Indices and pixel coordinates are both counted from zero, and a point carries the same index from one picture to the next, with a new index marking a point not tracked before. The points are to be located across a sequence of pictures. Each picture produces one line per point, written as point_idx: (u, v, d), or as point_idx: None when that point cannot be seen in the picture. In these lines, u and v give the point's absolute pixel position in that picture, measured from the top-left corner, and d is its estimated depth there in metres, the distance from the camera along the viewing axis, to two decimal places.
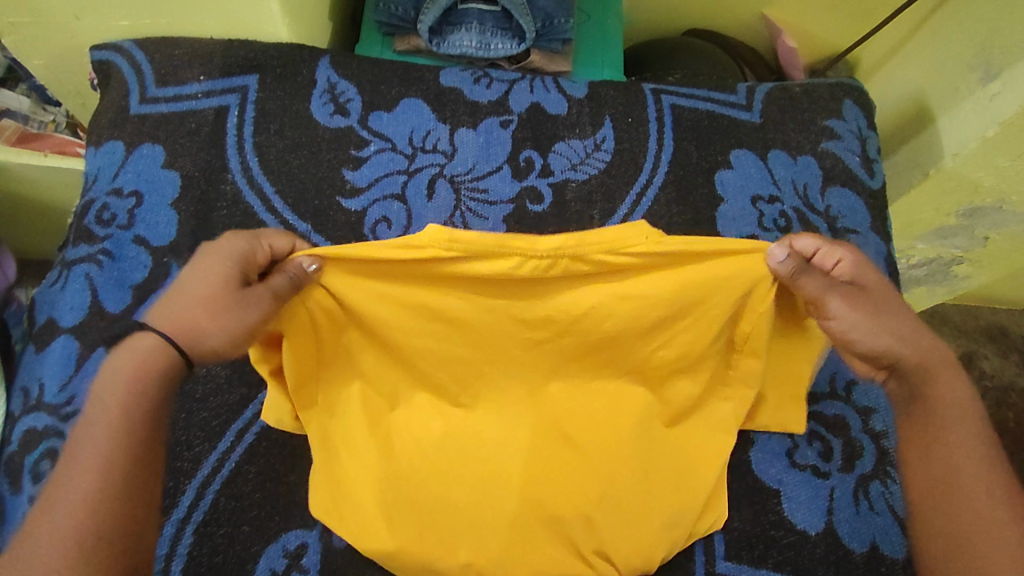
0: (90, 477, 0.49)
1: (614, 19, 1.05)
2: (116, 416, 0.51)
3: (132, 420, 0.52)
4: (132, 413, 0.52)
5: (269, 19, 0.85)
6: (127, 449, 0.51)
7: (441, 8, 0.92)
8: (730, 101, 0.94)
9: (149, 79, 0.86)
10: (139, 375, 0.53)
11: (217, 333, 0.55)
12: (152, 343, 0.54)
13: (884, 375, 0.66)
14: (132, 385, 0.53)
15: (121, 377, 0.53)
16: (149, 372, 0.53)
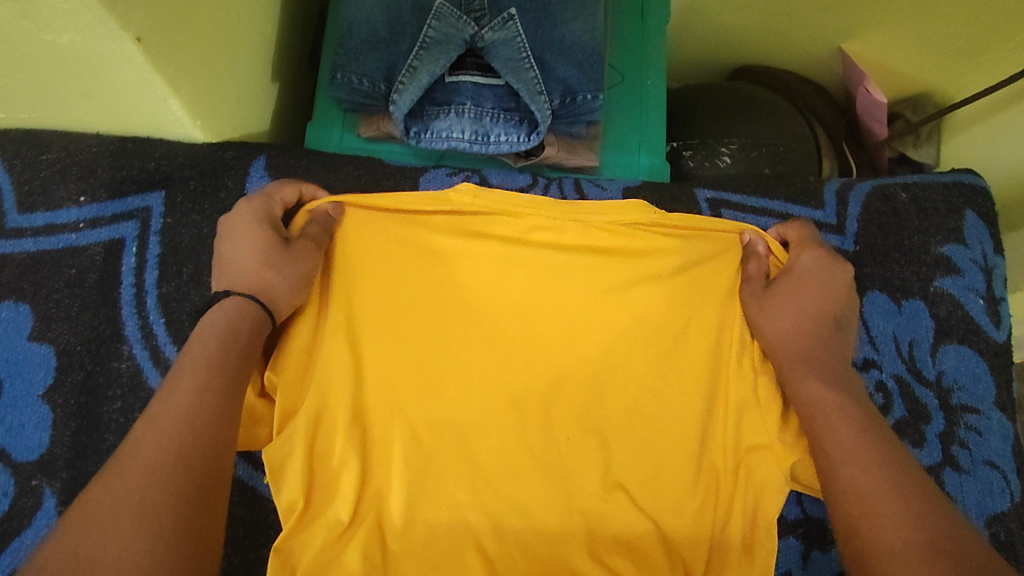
0: (181, 410, 0.43)
1: (655, 81, 0.78)
2: (208, 363, 0.46)
3: (222, 365, 0.47)
4: (218, 360, 0.47)
5: (175, 119, 0.58)
6: (214, 390, 0.45)
7: (421, 87, 0.67)
8: (814, 218, 0.71)
9: (9, 201, 0.61)
10: (233, 332, 0.49)
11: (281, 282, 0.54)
12: (235, 306, 0.51)
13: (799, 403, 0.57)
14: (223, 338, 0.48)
15: (207, 332, 0.49)
16: (235, 330, 0.50)
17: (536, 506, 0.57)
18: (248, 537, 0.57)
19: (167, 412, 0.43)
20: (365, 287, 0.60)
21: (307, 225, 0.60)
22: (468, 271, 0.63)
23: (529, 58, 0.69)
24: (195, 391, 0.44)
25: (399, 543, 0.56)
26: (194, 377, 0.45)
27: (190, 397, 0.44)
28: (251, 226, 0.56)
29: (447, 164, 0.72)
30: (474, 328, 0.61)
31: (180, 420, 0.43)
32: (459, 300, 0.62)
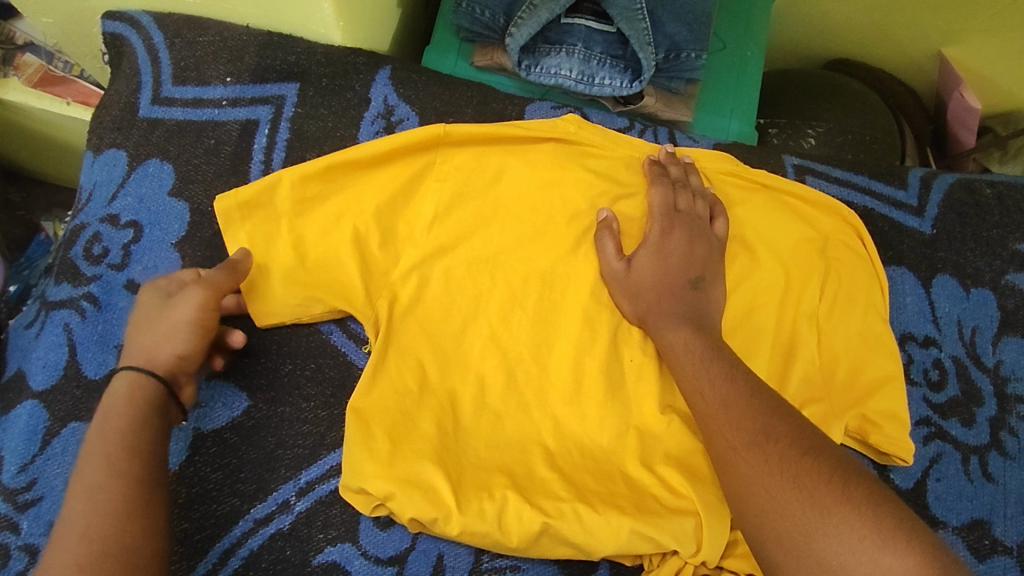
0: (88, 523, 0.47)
1: (756, 52, 0.82)
2: (114, 454, 0.51)
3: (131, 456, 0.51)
4: (121, 463, 0.50)
5: (318, 19, 0.66)
6: (121, 488, 0.49)
7: (539, 24, 0.72)
8: (896, 199, 0.73)
9: (165, 73, 0.70)
10: (130, 413, 0.53)
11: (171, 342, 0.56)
12: (129, 381, 0.54)
13: (713, 292, 0.62)
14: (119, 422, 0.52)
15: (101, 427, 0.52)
16: (135, 406, 0.53)
17: (594, 413, 0.62)
18: (333, 396, 0.63)
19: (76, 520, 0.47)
20: (467, 192, 0.68)
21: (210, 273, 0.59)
22: (558, 189, 0.68)
23: (643, 10, 0.73)
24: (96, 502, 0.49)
25: (466, 419, 0.62)
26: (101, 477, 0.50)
27: (94, 507, 0.48)
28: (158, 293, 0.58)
29: (549, 100, 0.78)
30: (559, 240, 0.67)
31: (86, 524, 0.47)
32: (546, 208, 0.68)
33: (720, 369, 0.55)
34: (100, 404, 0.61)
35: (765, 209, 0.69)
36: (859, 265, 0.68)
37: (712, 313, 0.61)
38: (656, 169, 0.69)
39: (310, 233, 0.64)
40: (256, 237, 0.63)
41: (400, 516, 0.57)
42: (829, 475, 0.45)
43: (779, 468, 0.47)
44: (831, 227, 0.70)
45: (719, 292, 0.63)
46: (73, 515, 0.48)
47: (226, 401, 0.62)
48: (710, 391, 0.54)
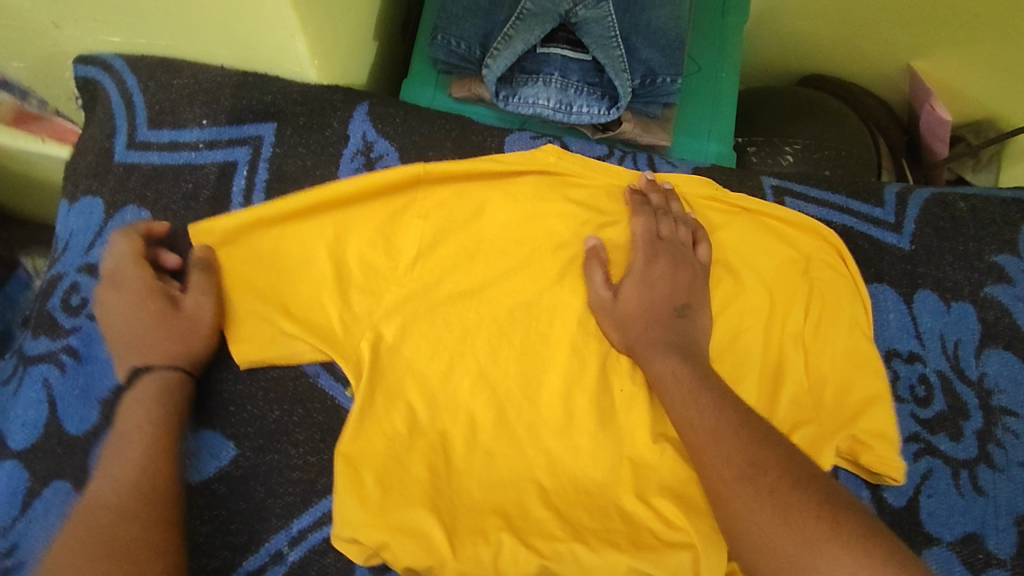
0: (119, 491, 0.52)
1: (730, 74, 0.83)
2: (143, 434, 0.55)
3: (149, 466, 0.54)
4: (153, 440, 0.55)
5: (293, 58, 0.65)
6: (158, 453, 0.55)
7: (515, 55, 0.72)
8: (873, 215, 0.73)
9: (141, 117, 0.69)
10: (152, 421, 0.56)
11: (151, 329, 0.59)
12: (150, 379, 0.58)
13: (699, 324, 0.62)
14: (153, 404, 0.57)
15: (134, 406, 0.56)
16: (149, 415, 0.56)
17: (586, 445, 0.62)
18: (322, 441, 0.62)
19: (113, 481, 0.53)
20: (450, 228, 0.68)
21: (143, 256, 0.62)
22: (541, 221, 0.69)
23: (617, 37, 0.74)
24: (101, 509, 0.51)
25: (458, 459, 0.61)
26: (118, 485, 0.52)
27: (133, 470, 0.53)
28: (113, 279, 0.61)
29: (529, 129, 0.77)
30: (544, 272, 0.67)
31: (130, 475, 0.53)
32: (530, 240, 0.68)
33: (711, 400, 0.55)
34: (83, 461, 0.59)
35: (747, 232, 0.70)
36: (842, 285, 0.69)
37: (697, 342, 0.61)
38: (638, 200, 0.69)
39: (291, 277, 0.64)
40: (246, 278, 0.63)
41: (395, 565, 0.56)
42: (818, 509, 0.46)
43: (771, 501, 0.47)
44: (811, 246, 0.70)
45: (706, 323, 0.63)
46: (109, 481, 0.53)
47: (213, 451, 0.61)
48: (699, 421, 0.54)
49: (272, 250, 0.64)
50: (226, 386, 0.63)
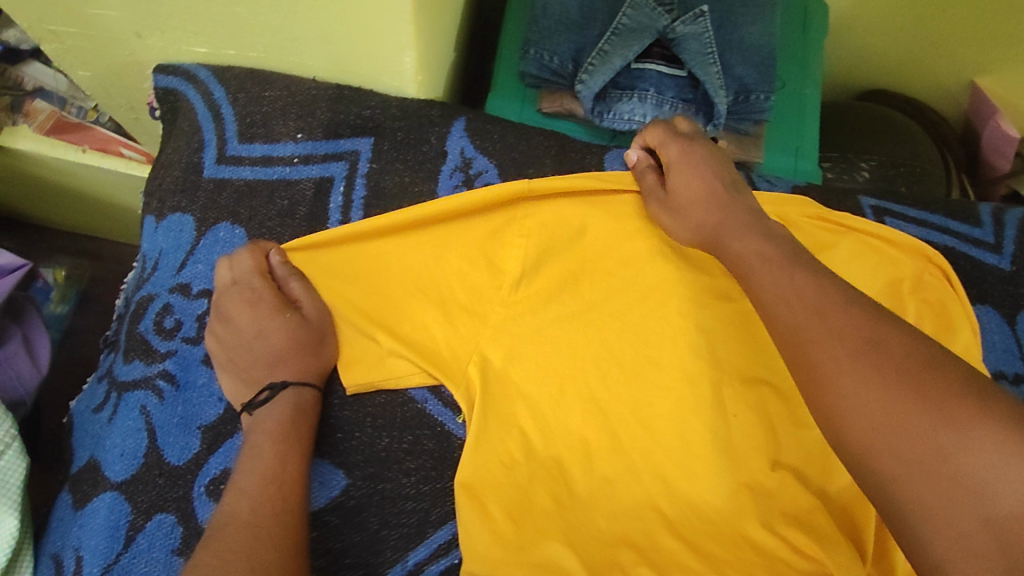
0: (253, 505, 0.50)
1: (814, 90, 0.81)
2: (275, 451, 0.54)
3: (284, 484, 0.52)
4: (286, 457, 0.54)
5: (396, 72, 0.63)
6: (290, 471, 0.53)
7: (614, 70, 0.70)
8: (973, 236, 0.73)
9: (230, 131, 0.66)
10: (284, 437, 0.55)
11: (282, 342, 0.58)
12: (285, 399, 0.57)
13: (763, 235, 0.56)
14: (284, 422, 0.56)
15: (263, 424, 0.55)
16: (281, 435, 0.55)
17: (704, 473, 0.59)
18: (434, 470, 0.60)
19: (247, 493, 0.51)
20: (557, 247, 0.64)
21: (245, 275, 0.59)
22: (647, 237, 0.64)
23: (714, 53, 0.72)
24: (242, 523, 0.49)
25: (578, 487, 0.59)
26: (255, 500, 0.51)
27: (267, 484, 0.52)
28: (228, 301, 0.59)
29: (619, 145, 0.76)
30: (655, 291, 0.63)
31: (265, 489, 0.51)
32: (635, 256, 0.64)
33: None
34: (184, 493, 0.56)
35: (852, 253, 0.69)
36: (951, 307, 0.68)
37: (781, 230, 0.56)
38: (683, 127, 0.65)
39: (390, 305, 0.62)
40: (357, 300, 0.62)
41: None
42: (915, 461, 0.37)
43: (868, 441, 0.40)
44: (916, 266, 0.69)
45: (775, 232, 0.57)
46: (243, 492, 0.51)
47: (325, 481, 0.60)
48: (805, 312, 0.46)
49: (378, 272, 0.62)
50: (334, 413, 0.61)
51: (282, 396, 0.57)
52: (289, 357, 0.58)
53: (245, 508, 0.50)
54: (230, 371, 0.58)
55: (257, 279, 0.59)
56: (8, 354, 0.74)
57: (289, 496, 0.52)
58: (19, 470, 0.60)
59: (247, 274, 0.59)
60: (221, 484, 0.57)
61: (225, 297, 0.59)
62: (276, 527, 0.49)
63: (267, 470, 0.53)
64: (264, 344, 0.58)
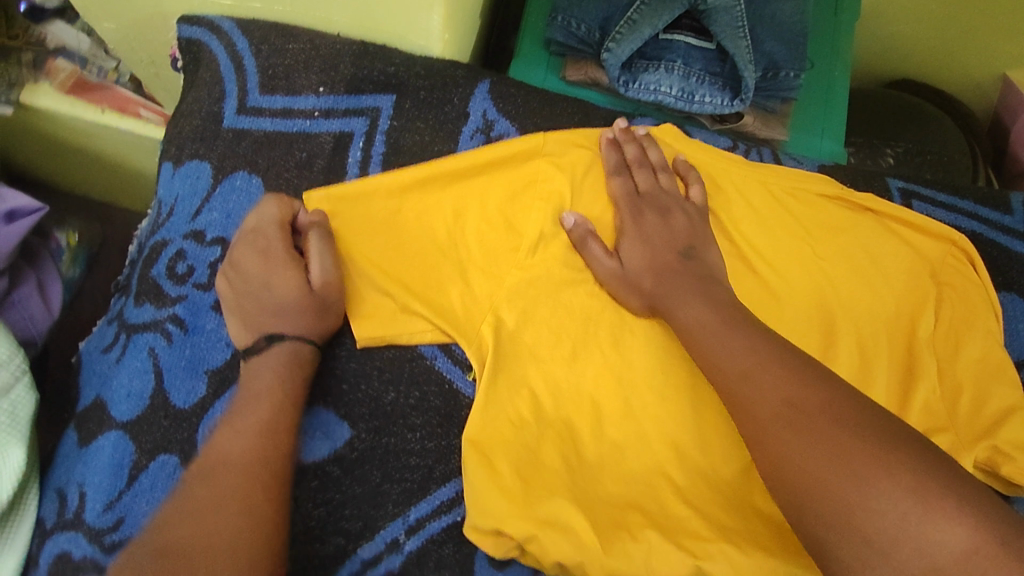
0: (241, 450, 0.50)
1: (843, 72, 0.79)
2: (270, 398, 0.53)
3: (275, 432, 0.52)
4: (280, 407, 0.53)
5: (422, 29, 0.63)
6: (283, 420, 0.53)
7: (642, 39, 0.69)
8: (1002, 223, 0.71)
9: (252, 82, 0.66)
10: (280, 387, 0.54)
11: (286, 301, 0.56)
12: (285, 352, 0.56)
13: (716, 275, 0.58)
14: (282, 372, 0.55)
15: (261, 372, 0.55)
16: (274, 384, 0.54)
17: (715, 442, 0.58)
18: (439, 428, 0.60)
19: (238, 438, 0.51)
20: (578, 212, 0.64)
21: (267, 228, 0.58)
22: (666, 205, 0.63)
23: (745, 27, 0.71)
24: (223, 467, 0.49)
25: (585, 451, 0.58)
26: (245, 445, 0.50)
27: (258, 430, 0.51)
28: (243, 248, 0.58)
29: (643, 116, 0.75)
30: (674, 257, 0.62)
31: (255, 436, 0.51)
32: None
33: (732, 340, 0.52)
34: (189, 435, 0.56)
35: (872, 233, 0.67)
36: (972, 293, 0.66)
37: (715, 272, 0.60)
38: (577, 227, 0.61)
39: (413, 267, 0.61)
40: (373, 253, 0.62)
41: (541, 560, 0.54)
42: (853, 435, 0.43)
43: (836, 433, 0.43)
44: (936, 250, 0.68)
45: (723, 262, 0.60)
46: (234, 438, 0.51)
47: (328, 432, 0.59)
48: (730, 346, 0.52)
49: (395, 227, 0.62)
50: (340, 364, 0.61)
51: (284, 352, 0.56)
52: (295, 320, 0.56)
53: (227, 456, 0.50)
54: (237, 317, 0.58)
55: (272, 230, 0.58)
56: (22, 295, 0.74)
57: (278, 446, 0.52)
58: (28, 405, 0.59)
59: (267, 223, 0.58)
60: None
61: (244, 250, 0.58)
62: (261, 477, 0.49)
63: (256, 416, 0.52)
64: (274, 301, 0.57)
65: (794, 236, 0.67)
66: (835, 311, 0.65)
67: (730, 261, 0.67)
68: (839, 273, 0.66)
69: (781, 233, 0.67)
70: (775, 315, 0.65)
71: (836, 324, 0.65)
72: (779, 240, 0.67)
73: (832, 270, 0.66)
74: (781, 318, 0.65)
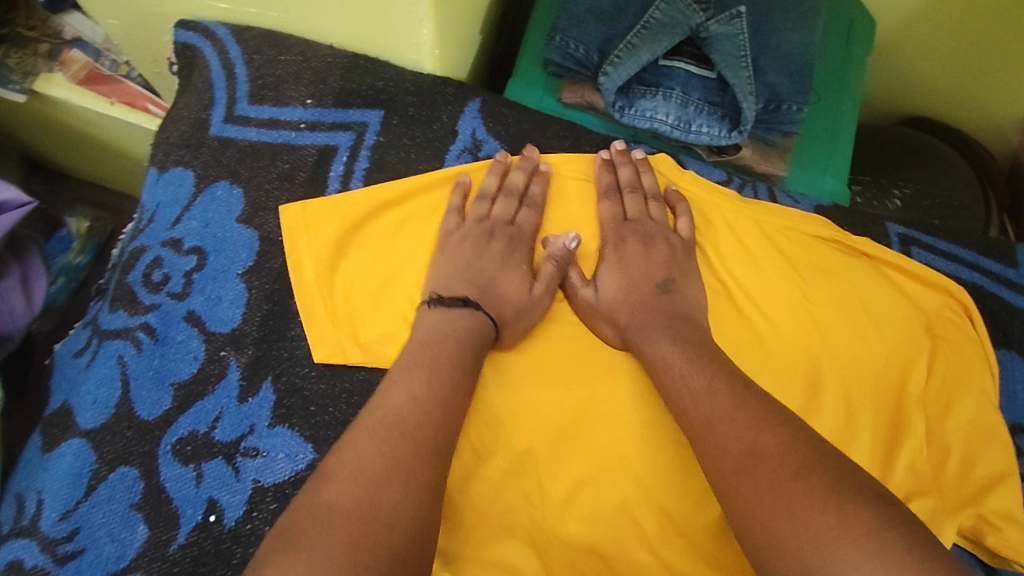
0: (372, 444, 0.46)
1: (850, 106, 0.77)
2: (417, 376, 0.51)
3: (428, 412, 0.49)
4: (434, 380, 0.51)
5: (413, 44, 0.62)
6: (434, 407, 0.49)
7: (639, 64, 0.68)
8: (1005, 277, 0.69)
9: (241, 90, 0.65)
10: (428, 366, 0.52)
11: (513, 278, 0.59)
12: (434, 321, 0.55)
13: (683, 332, 0.56)
14: (438, 344, 0.54)
15: (439, 354, 0.53)
16: (470, 342, 0.55)
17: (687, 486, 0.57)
18: None
19: (384, 425, 0.47)
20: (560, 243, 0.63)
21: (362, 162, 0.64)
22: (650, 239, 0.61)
23: (747, 57, 0.69)
24: (408, 441, 0.47)
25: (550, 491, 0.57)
26: (391, 425, 0.47)
27: (405, 411, 0.49)
28: (472, 236, 0.61)
29: (639, 143, 0.73)
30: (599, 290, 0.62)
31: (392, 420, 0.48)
32: None
33: (702, 384, 0.52)
34: (151, 449, 0.56)
35: (864, 279, 0.65)
36: (964, 348, 0.64)
37: (692, 310, 0.58)
38: (563, 247, 0.61)
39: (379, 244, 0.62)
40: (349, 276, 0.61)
41: None
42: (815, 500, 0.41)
43: (794, 504, 0.42)
44: (930, 301, 0.66)
45: (693, 318, 0.58)
46: (365, 427, 0.48)
47: (289, 454, 0.55)
48: (704, 401, 0.51)
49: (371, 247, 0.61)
50: (309, 385, 0.58)
51: (439, 321, 0.55)
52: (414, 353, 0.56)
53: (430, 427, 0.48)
54: (445, 274, 0.59)
55: (504, 229, 0.61)
56: (6, 288, 0.74)
57: (421, 434, 0.48)
58: None
59: (500, 219, 0.62)
60: (188, 446, 0.56)
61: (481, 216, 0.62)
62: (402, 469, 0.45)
63: (410, 393, 0.50)
64: (501, 274, 0.59)
65: (783, 279, 0.65)
66: (819, 359, 0.63)
67: (717, 301, 0.65)
68: (828, 319, 0.64)
69: (771, 275, 0.65)
70: (761, 361, 0.62)
71: (822, 373, 0.63)
72: (770, 281, 0.65)
73: (821, 316, 0.64)
74: (764, 363, 0.62)
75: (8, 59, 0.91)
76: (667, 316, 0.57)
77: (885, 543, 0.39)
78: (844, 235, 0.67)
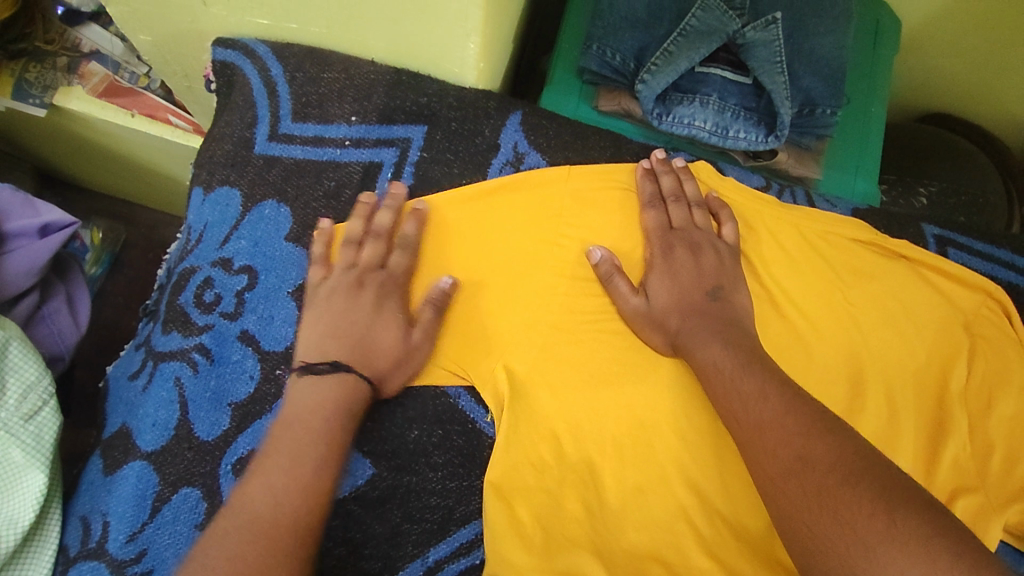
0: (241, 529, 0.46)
1: (880, 109, 0.78)
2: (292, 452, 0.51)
3: (293, 488, 0.49)
4: (303, 452, 0.51)
5: (457, 59, 0.62)
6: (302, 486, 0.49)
7: (677, 72, 0.68)
8: None
9: (285, 109, 0.66)
10: (310, 429, 0.52)
11: (381, 336, 0.57)
12: (310, 386, 0.54)
13: (736, 340, 0.56)
14: (325, 411, 0.53)
15: (310, 420, 0.53)
16: (342, 411, 0.54)
17: (739, 490, 0.58)
18: (462, 467, 0.60)
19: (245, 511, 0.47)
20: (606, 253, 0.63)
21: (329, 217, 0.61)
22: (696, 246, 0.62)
23: (783, 63, 0.69)
24: (270, 531, 0.46)
25: (605, 498, 0.58)
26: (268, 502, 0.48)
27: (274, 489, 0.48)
28: (339, 285, 0.59)
29: (676, 149, 0.73)
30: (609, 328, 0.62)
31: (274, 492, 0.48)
32: None
33: (759, 392, 0.53)
34: (212, 469, 0.56)
35: (904, 281, 0.66)
36: (1004, 348, 0.65)
37: (741, 317, 0.59)
38: (440, 291, 0.60)
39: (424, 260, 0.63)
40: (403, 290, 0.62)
41: None
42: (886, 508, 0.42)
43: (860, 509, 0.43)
44: (970, 301, 0.66)
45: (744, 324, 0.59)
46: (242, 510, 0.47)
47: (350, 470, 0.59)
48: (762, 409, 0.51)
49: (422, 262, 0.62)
50: None
51: (310, 382, 0.54)
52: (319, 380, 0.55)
53: (297, 512, 0.48)
54: (315, 331, 0.57)
55: (373, 276, 0.59)
56: (51, 310, 0.75)
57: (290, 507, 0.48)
58: (52, 427, 0.62)
59: (366, 267, 0.60)
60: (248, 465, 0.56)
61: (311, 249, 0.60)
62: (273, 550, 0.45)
63: (299, 478, 0.50)
64: (374, 328, 0.57)
65: (824, 283, 0.66)
66: (863, 361, 0.64)
67: (761, 306, 0.65)
68: (870, 322, 0.65)
69: (812, 279, 0.66)
70: (807, 365, 0.63)
71: (866, 374, 0.64)
72: (811, 284, 0.66)
73: (863, 318, 0.65)
74: (809, 367, 0.63)
75: (27, 74, 0.90)
76: (719, 324, 0.57)
77: (956, 547, 0.39)
78: (882, 238, 0.68)
